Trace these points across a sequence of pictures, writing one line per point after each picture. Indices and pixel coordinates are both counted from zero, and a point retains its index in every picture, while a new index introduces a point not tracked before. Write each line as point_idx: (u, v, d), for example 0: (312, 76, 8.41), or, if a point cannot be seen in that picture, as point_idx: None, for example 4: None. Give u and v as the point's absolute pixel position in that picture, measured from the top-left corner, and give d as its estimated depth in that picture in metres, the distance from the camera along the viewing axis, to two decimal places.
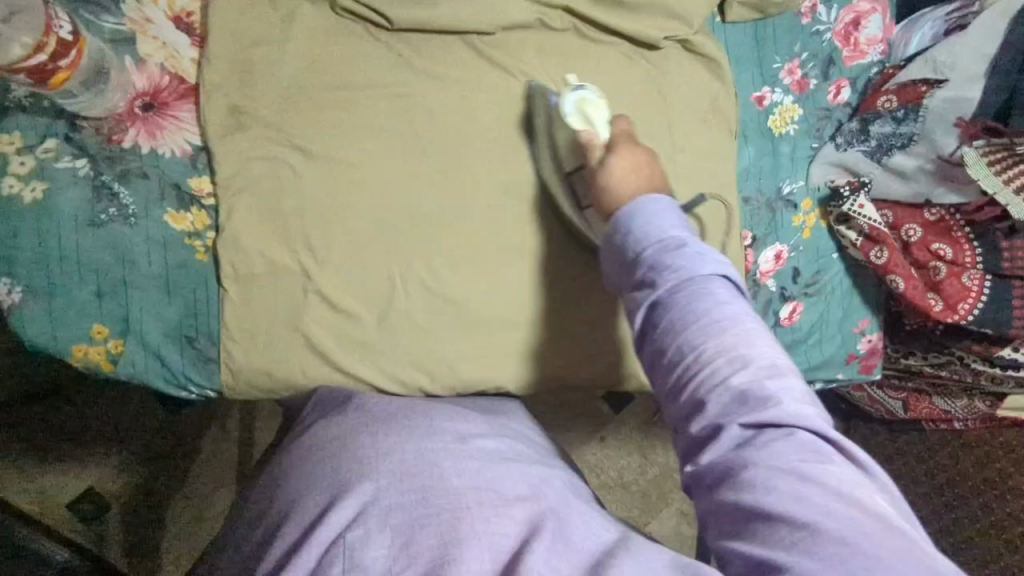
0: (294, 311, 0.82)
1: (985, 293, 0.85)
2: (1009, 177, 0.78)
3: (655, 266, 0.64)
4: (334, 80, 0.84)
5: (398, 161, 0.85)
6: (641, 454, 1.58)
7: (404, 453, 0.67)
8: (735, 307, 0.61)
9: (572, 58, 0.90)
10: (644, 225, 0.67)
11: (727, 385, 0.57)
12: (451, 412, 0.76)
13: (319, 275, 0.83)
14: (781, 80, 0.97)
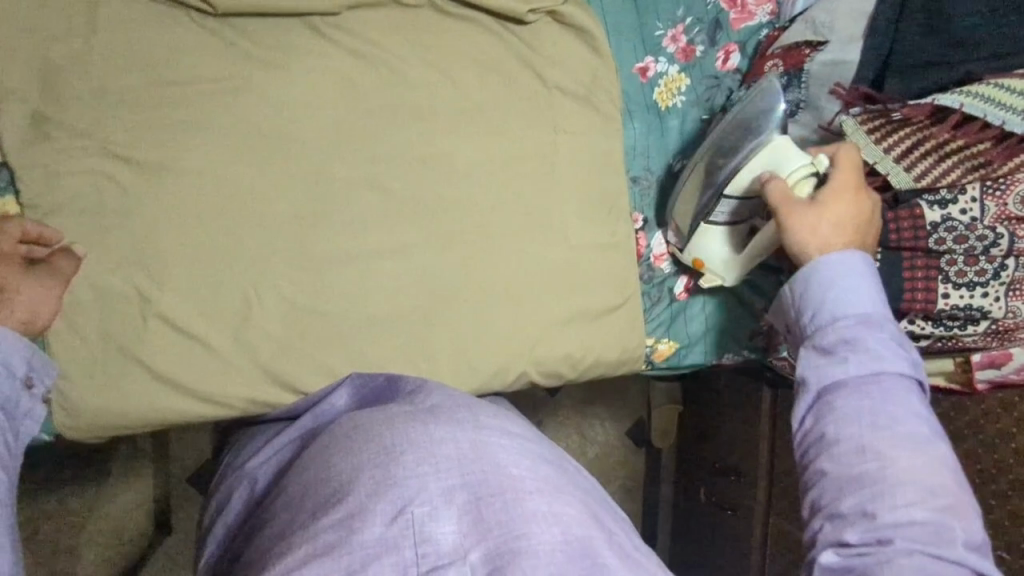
0: (134, 338, 0.75)
1: (875, 267, 0.78)
2: (889, 144, 0.74)
3: (852, 343, 0.61)
4: (155, 77, 0.74)
5: (239, 164, 0.76)
6: (579, 433, 1.51)
7: (460, 437, 0.58)
8: (922, 421, 0.57)
9: (432, 38, 0.82)
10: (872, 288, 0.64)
11: (899, 504, 0.53)
12: (490, 407, 0.66)
13: (159, 297, 0.75)
14: (664, 48, 0.91)
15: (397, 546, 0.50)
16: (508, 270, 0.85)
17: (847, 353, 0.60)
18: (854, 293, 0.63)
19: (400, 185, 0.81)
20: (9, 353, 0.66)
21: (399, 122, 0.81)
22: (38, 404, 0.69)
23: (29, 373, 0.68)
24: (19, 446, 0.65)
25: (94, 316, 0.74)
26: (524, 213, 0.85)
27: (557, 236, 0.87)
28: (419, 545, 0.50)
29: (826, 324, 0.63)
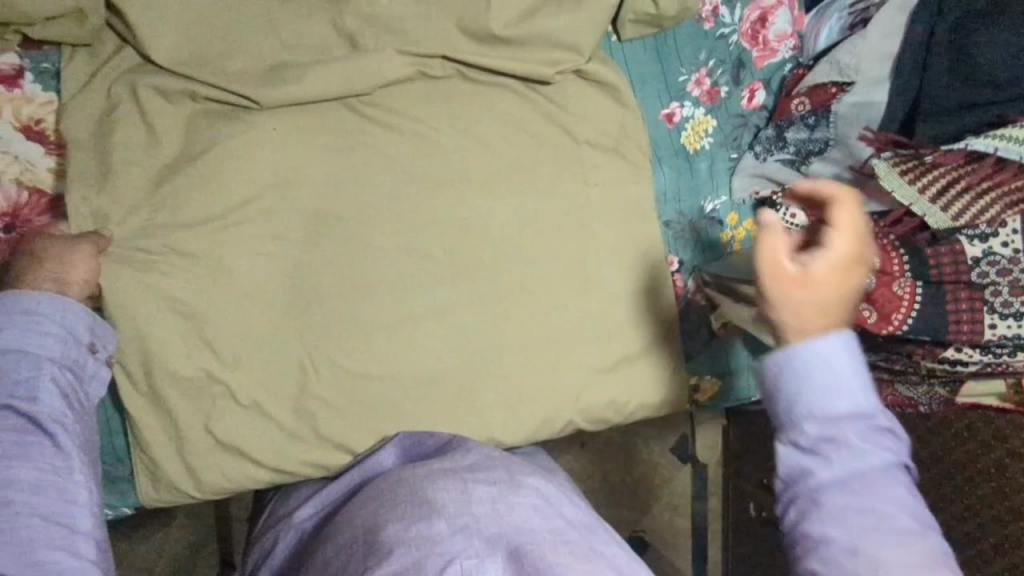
0: (202, 412, 0.80)
1: (918, 301, 0.78)
2: (924, 185, 0.75)
3: None
4: (206, 169, 0.78)
5: (287, 242, 0.80)
6: (624, 454, 1.48)
7: (497, 498, 0.65)
8: None
9: (462, 106, 0.85)
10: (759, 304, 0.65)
11: None
12: (517, 469, 0.73)
13: (223, 374, 0.79)
14: (688, 93, 0.92)
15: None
16: (548, 323, 0.87)
17: None
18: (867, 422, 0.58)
19: (439, 248, 0.84)
20: (74, 322, 0.71)
21: (436, 187, 0.84)
22: (102, 367, 0.73)
23: (93, 339, 0.72)
24: (88, 412, 0.71)
25: (163, 396, 0.79)
26: (561, 266, 0.87)
27: (595, 286, 0.89)
28: None
29: None
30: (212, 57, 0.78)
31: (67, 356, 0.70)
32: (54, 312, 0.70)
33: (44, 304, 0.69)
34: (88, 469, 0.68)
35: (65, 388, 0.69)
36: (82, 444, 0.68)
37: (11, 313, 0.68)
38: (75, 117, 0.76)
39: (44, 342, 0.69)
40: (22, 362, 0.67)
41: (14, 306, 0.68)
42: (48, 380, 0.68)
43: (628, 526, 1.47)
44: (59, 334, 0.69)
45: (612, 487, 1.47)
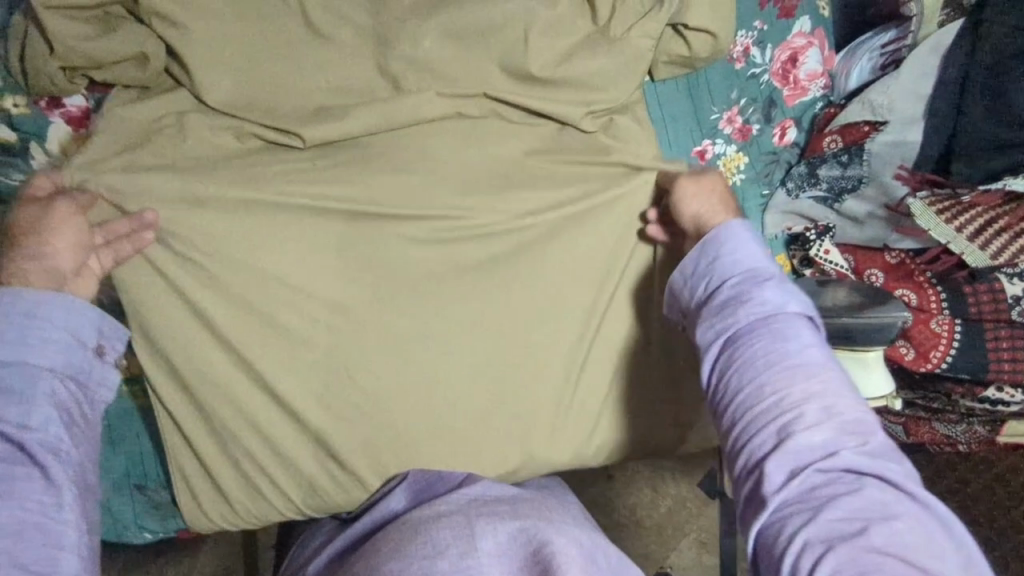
0: (240, 443, 0.79)
1: (956, 339, 0.78)
2: (962, 224, 0.75)
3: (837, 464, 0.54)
4: (244, 195, 0.76)
5: None
6: (652, 487, 1.47)
7: (499, 531, 0.67)
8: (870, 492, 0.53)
9: (501, 140, 0.83)
10: (720, 260, 0.67)
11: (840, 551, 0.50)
12: (534, 501, 0.75)
13: (258, 409, 0.79)
14: (721, 131, 0.93)
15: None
16: (585, 361, 0.84)
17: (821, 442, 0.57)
18: (792, 348, 0.59)
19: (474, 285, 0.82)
20: (80, 323, 0.66)
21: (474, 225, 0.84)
22: (110, 371, 0.69)
23: (100, 341, 0.68)
24: (91, 423, 0.66)
25: (206, 429, 0.80)
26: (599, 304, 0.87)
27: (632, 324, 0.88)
28: None
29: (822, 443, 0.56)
30: (262, 97, 0.79)
31: (71, 361, 0.65)
32: (56, 314, 0.65)
33: (51, 304, 0.64)
34: (86, 498, 0.62)
35: (67, 401, 0.63)
36: (74, 475, 0.62)
37: (9, 317, 0.62)
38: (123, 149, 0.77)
39: (47, 352, 0.63)
40: (19, 371, 0.62)
41: (14, 307, 0.63)
42: (49, 392, 0.62)
43: (656, 562, 1.45)
44: (65, 338, 0.65)
45: (639, 521, 1.45)
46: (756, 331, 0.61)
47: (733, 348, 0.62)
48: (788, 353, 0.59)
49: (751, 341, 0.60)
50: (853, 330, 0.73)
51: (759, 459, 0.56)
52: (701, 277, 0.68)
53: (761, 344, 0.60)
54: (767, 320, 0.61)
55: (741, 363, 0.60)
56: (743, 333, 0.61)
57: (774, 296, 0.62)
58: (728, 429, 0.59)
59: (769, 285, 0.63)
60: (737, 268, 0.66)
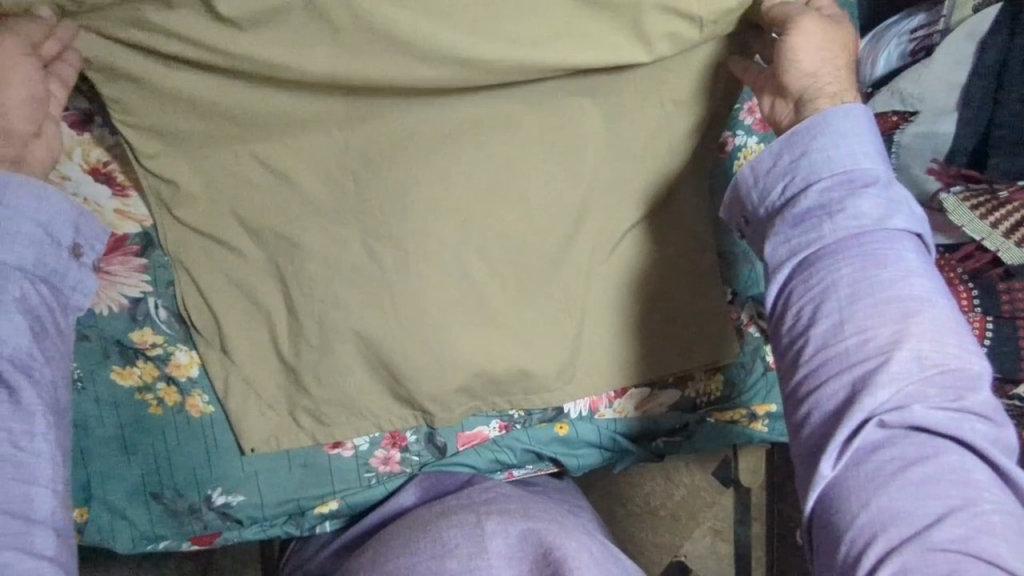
0: (273, 438, 0.79)
1: (987, 338, 0.75)
2: (997, 219, 0.72)
3: (914, 398, 0.56)
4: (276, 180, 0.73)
5: None
6: (666, 476, 1.44)
7: (509, 531, 0.73)
8: (945, 440, 0.55)
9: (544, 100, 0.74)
10: (810, 151, 0.63)
11: (911, 493, 0.53)
12: (541, 506, 0.80)
13: (292, 401, 0.78)
14: (742, 121, 0.90)
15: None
16: (624, 343, 0.84)
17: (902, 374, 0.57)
18: (886, 280, 0.58)
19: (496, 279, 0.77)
20: (52, 218, 0.63)
21: None
22: (87, 275, 0.67)
23: (76, 240, 0.65)
24: (61, 336, 0.64)
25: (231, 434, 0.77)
26: (621, 305, 0.83)
27: (656, 327, 0.84)
28: None
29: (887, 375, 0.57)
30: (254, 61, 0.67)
31: (42, 261, 0.63)
32: (31, 206, 0.62)
33: (20, 190, 0.61)
34: (59, 428, 0.61)
35: (37, 305, 0.62)
36: (49, 406, 0.60)
37: None
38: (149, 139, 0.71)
39: (16, 244, 0.61)
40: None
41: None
42: (15, 296, 0.60)
43: (669, 550, 1.43)
44: (39, 230, 0.62)
45: (653, 509, 1.44)
46: (844, 257, 0.59)
47: (816, 269, 0.60)
48: (879, 288, 0.58)
49: (835, 268, 0.59)
50: None
51: (835, 393, 0.57)
52: (782, 175, 0.64)
53: (850, 273, 0.59)
54: (857, 245, 0.59)
55: (821, 290, 0.59)
56: (828, 258, 0.60)
57: (871, 211, 0.60)
58: (801, 354, 0.59)
59: (867, 198, 0.60)
60: (829, 169, 0.62)
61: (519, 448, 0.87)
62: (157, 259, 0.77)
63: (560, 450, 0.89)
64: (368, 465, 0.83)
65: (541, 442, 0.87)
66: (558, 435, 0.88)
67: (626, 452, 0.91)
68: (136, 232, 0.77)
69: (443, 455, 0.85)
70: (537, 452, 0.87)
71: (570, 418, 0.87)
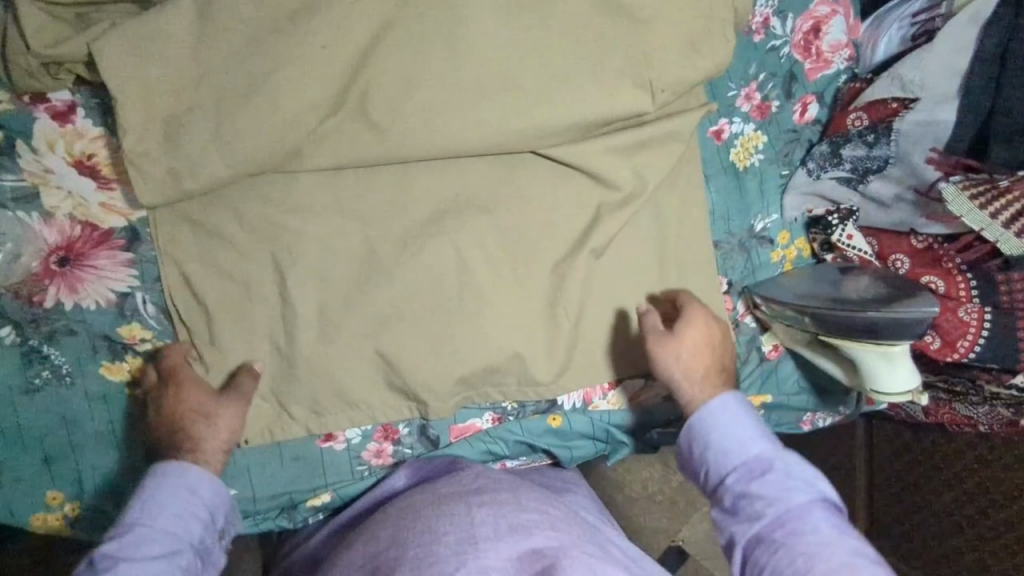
0: (267, 429, 0.79)
1: (986, 329, 0.76)
2: (997, 210, 0.68)
3: (756, 475, 0.73)
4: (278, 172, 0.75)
5: (343, 268, 0.79)
6: (664, 463, 1.46)
7: (498, 521, 0.73)
8: (796, 494, 0.70)
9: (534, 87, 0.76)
10: (710, 444, 0.75)
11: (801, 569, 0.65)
12: (533, 494, 0.80)
13: (288, 391, 0.79)
14: (738, 108, 0.89)
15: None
16: (618, 332, 0.85)
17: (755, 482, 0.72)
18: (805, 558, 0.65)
19: (496, 273, 0.81)
20: (217, 508, 0.73)
21: (482, 215, 0.81)
22: (220, 553, 0.75)
23: (223, 525, 0.75)
24: None
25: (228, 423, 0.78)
26: (617, 294, 0.85)
27: (649, 314, 0.85)
28: None
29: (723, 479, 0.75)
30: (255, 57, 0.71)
31: (202, 540, 0.72)
32: (208, 496, 0.72)
33: (203, 482, 0.72)
34: (222, 532, 0.75)
35: (190, 570, 0.69)
36: (200, 534, 0.71)
37: (177, 490, 0.70)
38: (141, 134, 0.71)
39: (190, 526, 0.70)
40: (168, 538, 0.69)
41: (180, 483, 0.71)
42: (178, 564, 0.68)
43: (668, 536, 1.45)
44: (205, 520, 0.72)
45: (651, 496, 1.45)
46: (784, 555, 0.67)
47: (762, 567, 0.68)
48: (817, 562, 0.65)
49: (777, 558, 0.67)
50: (877, 324, 0.70)
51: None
52: (699, 463, 0.77)
53: (767, 510, 0.70)
54: (787, 530, 0.68)
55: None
56: (772, 558, 0.67)
57: (779, 492, 0.71)
58: None
59: (771, 475, 0.72)
60: (740, 468, 0.73)
61: (512, 440, 0.87)
62: (145, 253, 0.76)
63: (553, 442, 0.88)
64: (361, 459, 0.83)
65: (535, 434, 0.87)
66: (551, 427, 0.87)
67: (621, 444, 0.91)
68: (122, 226, 0.75)
69: (436, 446, 0.85)
70: (530, 444, 0.87)
71: (564, 409, 0.87)
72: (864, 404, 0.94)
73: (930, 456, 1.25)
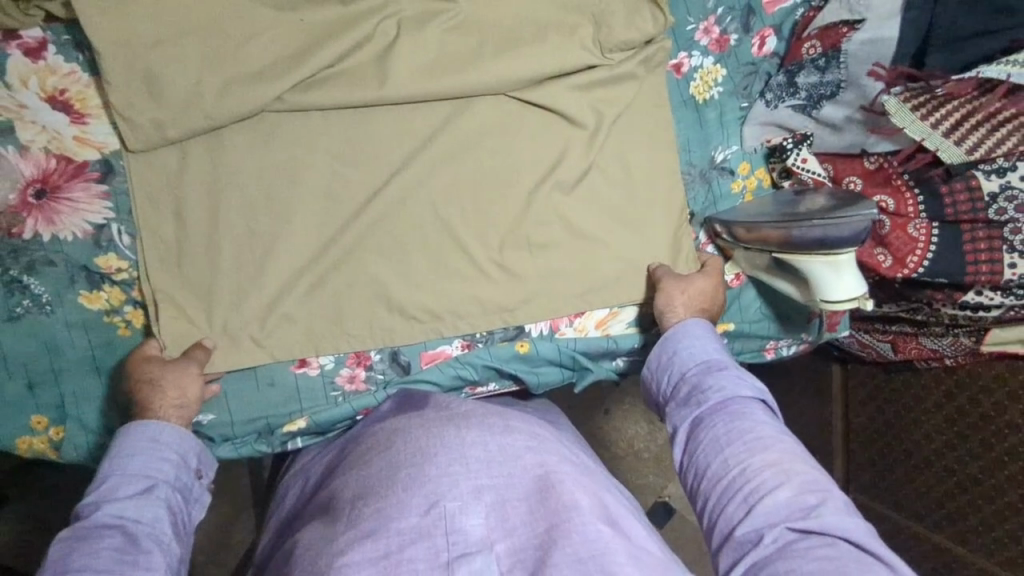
0: (243, 359, 0.82)
1: (934, 243, 0.79)
2: (937, 118, 0.71)
3: (708, 371, 0.76)
4: (244, 104, 0.77)
5: (315, 202, 0.82)
6: (649, 420, 1.50)
7: (487, 442, 0.72)
8: (743, 390, 0.73)
9: (494, 35, 0.84)
10: (676, 351, 0.79)
11: (734, 448, 0.68)
12: (523, 417, 0.80)
13: (260, 322, 0.81)
14: (697, 42, 0.91)
15: (429, 534, 0.62)
16: (581, 262, 0.88)
17: (708, 376, 0.75)
18: (743, 432, 0.69)
19: (461, 205, 0.85)
20: (187, 449, 0.73)
21: (445, 151, 0.85)
22: (205, 491, 0.76)
23: (199, 465, 0.75)
24: (187, 531, 0.71)
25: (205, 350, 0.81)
26: (579, 225, 0.88)
27: (611, 245, 0.89)
28: (449, 534, 0.62)
29: (680, 376, 0.78)
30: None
31: (179, 478, 0.72)
32: (174, 440, 0.72)
33: (165, 430, 0.72)
34: (200, 479, 0.75)
35: (174, 507, 0.70)
36: (178, 477, 0.72)
37: (140, 440, 0.70)
38: (112, 67, 0.74)
39: (163, 467, 0.71)
40: (141, 482, 0.69)
41: (143, 432, 0.71)
42: (160, 500, 0.69)
43: (655, 490, 1.49)
44: (175, 460, 0.72)
45: (637, 452, 1.49)
46: (719, 426, 0.70)
47: (700, 438, 0.71)
48: (745, 434, 0.69)
49: (715, 428, 0.70)
50: (823, 238, 0.72)
51: (733, 512, 0.65)
52: (664, 366, 0.80)
53: (713, 396, 0.73)
54: (728, 409, 0.71)
55: (706, 455, 0.70)
56: (710, 426, 0.71)
57: (730, 382, 0.74)
58: (694, 486, 0.70)
59: (724, 371, 0.75)
60: (698, 365, 0.77)
61: (480, 365, 0.89)
62: (119, 185, 0.79)
63: (521, 368, 0.91)
64: (334, 385, 0.86)
65: (503, 362, 0.90)
66: (519, 352, 0.90)
67: (587, 371, 0.94)
68: (97, 160, 0.78)
69: (408, 373, 0.88)
70: (497, 368, 0.90)
71: (531, 336, 0.90)
72: (825, 329, 0.97)
73: (901, 395, 1.24)
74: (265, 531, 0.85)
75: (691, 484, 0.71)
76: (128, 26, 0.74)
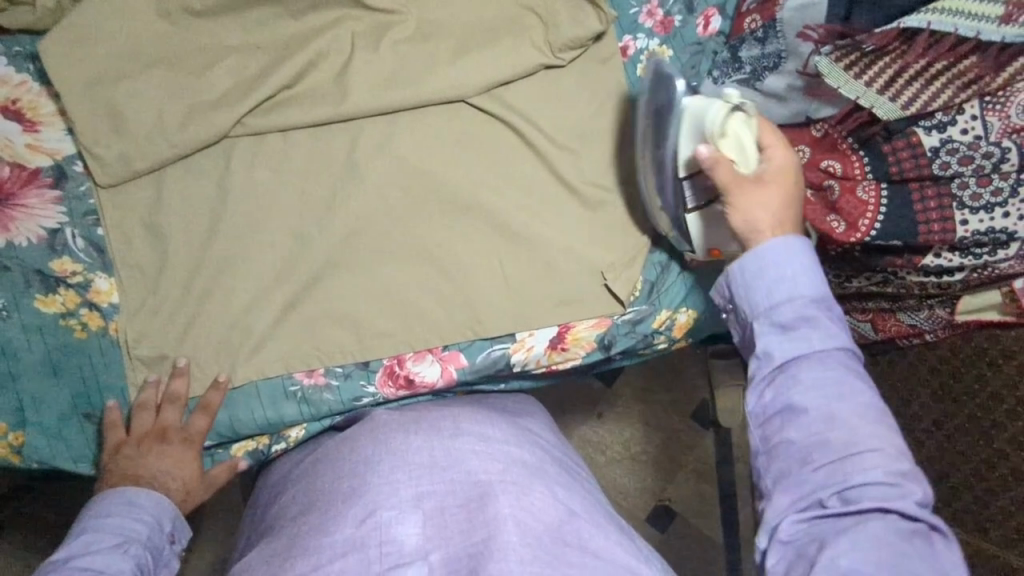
0: (204, 355, 0.82)
1: (884, 204, 0.78)
2: (869, 76, 0.74)
3: (808, 317, 0.66)
4: (195, 103, 0.80)
5: (273, 197, 0.84)
6: (644, 422, 1.47)
7: (433, 446, 0.71)
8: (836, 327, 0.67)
9: (436, 27, 0.86)
10: (770, 273, 0.68)
11: (833, 393, 0.63)
12: (481, 416, 0.79)
13: (220, 319, 0.82)
14: (642, 25, 0.91)
15: (362, 545, 0.61)
16: (537, 245, 0.88)
17: (810, 329, 0.66)
18: (843, 378, 0.64)
19: (413, 195, 0.86)
20: (161, 511, 0.76)
21: (395, 142, 0.86)
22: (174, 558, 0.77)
23: (173, 530, 0.77)
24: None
25: (163, 346, 0.82)
26: (534, 209, 0.88)
27: (568, 228, 0.89)
28: (382, 544, 0.61)
29: (778, 304, 0.68)
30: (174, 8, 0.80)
31: (152, 538, 0.74)
32: (148, 504, 0.75)
33: (141, 494, 0.75)
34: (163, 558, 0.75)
35: (144, 565, 0.72)
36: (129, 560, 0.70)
37: (117, 502, 0.74)
38: (61, 73, 0.77)
39: (134, 527, 0.73)
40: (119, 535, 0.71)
41: (127, 496, 0.75)
42: (130, 555, 0.70)
43: (654, 496, 1.45)
44: (150, 521, 0.74)
45: (633, 456, 1.46)
46: (819, 365, 0.65)
47: (795, 370, 0.65)
48: (848, 383, 0.64)
49: (816, 362, 0.65)
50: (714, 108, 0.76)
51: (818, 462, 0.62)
52: (761, 294, 0.68)
53: (812, 333, 0.66)
54: (833, 352, 0.65)
55: (793, 386, 0.65)
56: (811, 367, 0.65)
57: (834, 330, 0.66)
58: (768, 415, 0.66)
59: (832, 316, 0.66)
60: (807, 303, 0.67)
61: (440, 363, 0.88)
62: (72, 190, 0.81)
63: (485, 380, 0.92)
64: (292, 380, 0.85)
65: (468, 376, 0.89)
66: (483, 364, 0.89)
67: (550, 363, 0.91)
68: (49, 166, 0.81)
69: (366, 363, 0.86)
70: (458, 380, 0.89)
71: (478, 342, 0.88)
72: None
73: (887, 377, 1.20)
74: (240, 542, 0.84)
75: (761, 398, 0.67)
76: (78, 35, 0.78)
